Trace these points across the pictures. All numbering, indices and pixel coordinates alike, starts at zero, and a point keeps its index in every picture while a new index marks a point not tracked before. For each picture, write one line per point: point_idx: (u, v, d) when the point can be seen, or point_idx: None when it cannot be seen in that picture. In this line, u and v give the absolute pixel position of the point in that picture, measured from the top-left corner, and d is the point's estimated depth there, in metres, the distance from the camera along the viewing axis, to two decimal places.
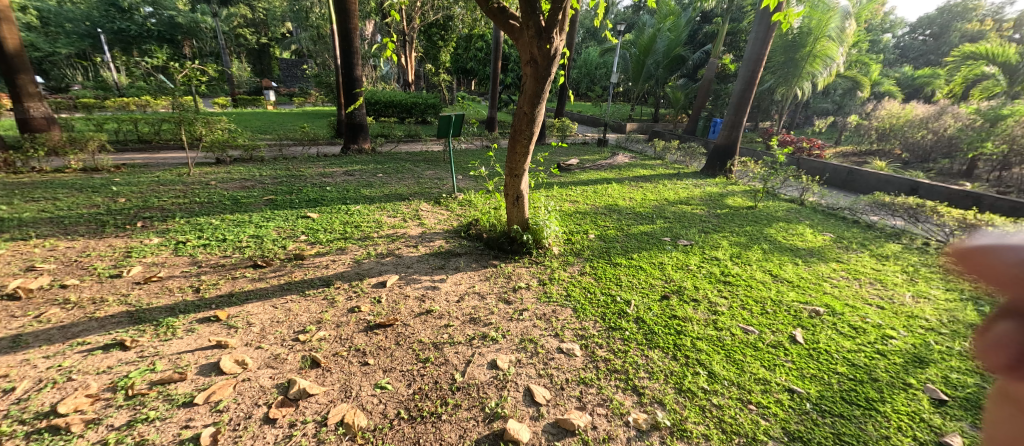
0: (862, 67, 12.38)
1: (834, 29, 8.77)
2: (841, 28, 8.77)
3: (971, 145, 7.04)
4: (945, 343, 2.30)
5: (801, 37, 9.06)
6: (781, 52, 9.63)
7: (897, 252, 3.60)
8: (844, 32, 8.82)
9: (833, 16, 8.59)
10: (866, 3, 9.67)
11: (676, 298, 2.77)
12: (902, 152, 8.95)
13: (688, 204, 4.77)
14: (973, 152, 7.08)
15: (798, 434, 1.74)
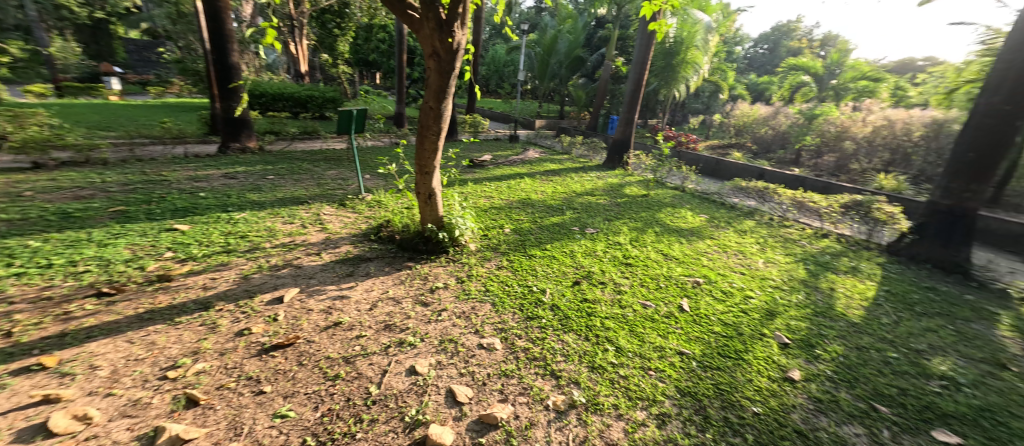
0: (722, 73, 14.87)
1: (700, 40, 10.31)
2: (705, 40, 10.37)
3: (797, 138, 8.93)
4: (786, 297, 2.88)
5: (677, 46, 10.46)
6: (661, 58, 11.00)
7: (751, 227, 4.39)
8: (708, 43, 10.48)
9: (698, 29, 10.09)
10: (721, 20, 11.58)
11: (586, 282, 2.97)
12: (753, 144, 10.93)
13: (593, 195, 5.17)
14: (798, 144, 9.00)
15: (688, 390, 2.00)
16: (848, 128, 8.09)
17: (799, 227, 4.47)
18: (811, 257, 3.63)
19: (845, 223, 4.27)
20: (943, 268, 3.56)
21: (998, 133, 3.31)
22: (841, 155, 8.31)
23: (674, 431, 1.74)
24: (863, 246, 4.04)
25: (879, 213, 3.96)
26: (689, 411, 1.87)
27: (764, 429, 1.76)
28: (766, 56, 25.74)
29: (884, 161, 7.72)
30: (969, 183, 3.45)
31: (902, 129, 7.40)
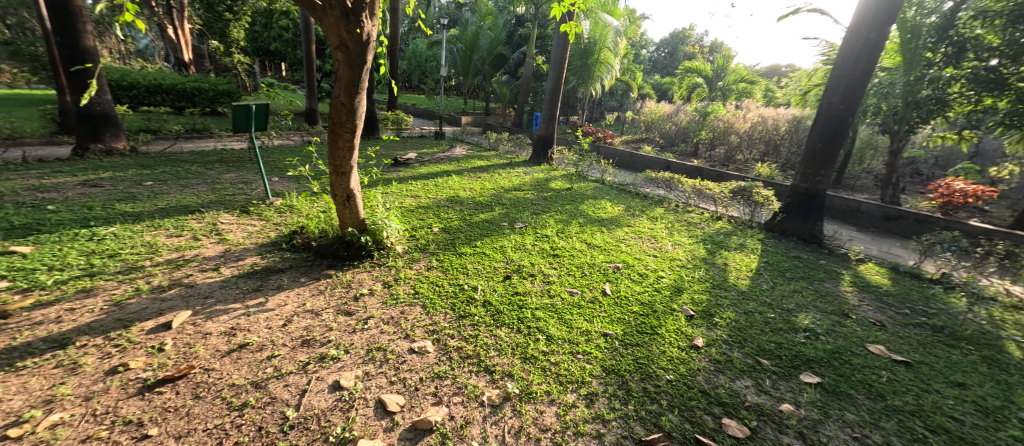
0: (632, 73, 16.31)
1: (611, 41, 11.09)
2: (616, 42, 11.12)
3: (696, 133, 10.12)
4: (690, 273, 3.24)
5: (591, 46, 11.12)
6: (577, 56, 11.57)
7: (661, 213, 4.86)
8: (618, 45, 11.21)
9: (609, 31, 10.83)
10: (628, 25, 12.63)
11: (517, 276, 3.03)
12: (659, 138, 12.03)
13: (521, 190, 5.29)
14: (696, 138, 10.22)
15: (612, 367, 2.15)
16: (733, 124, 9.38)
17: (699, 211, 5.06)
18: (709, 237, 4.13)
19: (733, 206, 4.95)
20: (804, 239, 4.31)
21: (836, 127, 4.09)
22: (727, 147, 9.67)
23: (601, 408, 1.86)
24: (748, 225, 4.71)
25: (758, 197, 4.62)
26: (614, 387, 2.00)
27: (676, 393, 1.97)
28: (665, 58, 28.33)
29: (760, 152, 9.21)
30: (818, 169, 4.23)
31: (772, 125, 8.95)
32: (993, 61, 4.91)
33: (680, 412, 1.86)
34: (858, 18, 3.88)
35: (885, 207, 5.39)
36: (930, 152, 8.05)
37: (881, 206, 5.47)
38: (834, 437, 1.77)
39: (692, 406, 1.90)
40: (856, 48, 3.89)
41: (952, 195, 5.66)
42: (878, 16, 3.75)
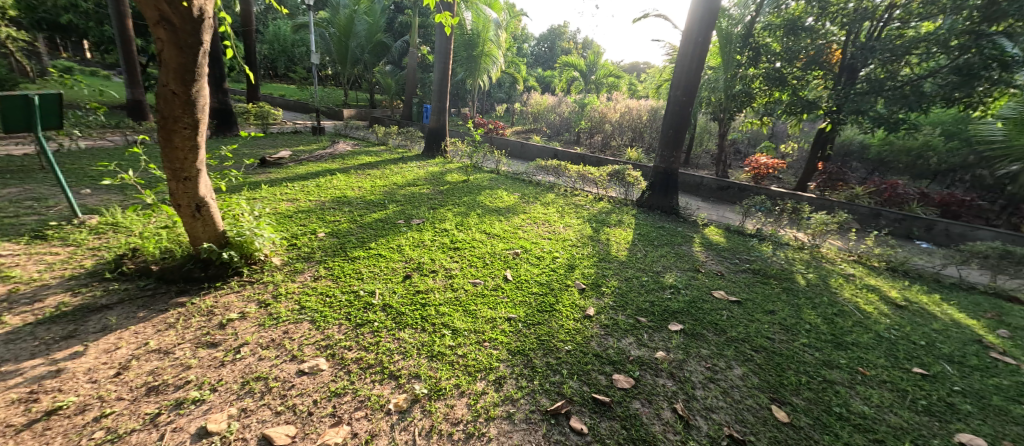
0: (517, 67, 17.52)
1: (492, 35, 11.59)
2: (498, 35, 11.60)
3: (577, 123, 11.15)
4: (580, 251, 3.56)
5: (474, 38, 11.67)
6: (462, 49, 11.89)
7: (552, 199, 5.21)
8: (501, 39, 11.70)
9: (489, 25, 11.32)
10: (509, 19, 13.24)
11: (417, 274, 2.92)
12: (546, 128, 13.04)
13: (416, 185, 5.11)
14: (578, 127, 11.27)
15: (517, 349, 2.23)
16: (607, 114, 10.58)
17: (585, 194, 5.59)
18: (594, 217, 4.59)
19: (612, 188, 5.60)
20: (665, 212, 5.12)
21: (681, 116, 4.90)
22: (603, 135, 10.83)
23: (510, 389, 1.93)
24: (624, 204, 5.37)
25: (629, 178, 5.31)
26: (520, 367, 2.09)
27: (574, 362, 2.15)
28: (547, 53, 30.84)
29: (630, 138, 10.59)
30: (671, 152, 5.03)
31: (636, 114, 10.33)
32: (777, 63, 6.44)
33: (579, 377, 2.04)
34: (690, 23, 4.66)
35: (719, 181, 6.69)
36: (745, 135, 10.30)
37: (716, 179, 6.78)
38: (694, 370, 2.17)
39: (589, 369, 2.10)
40: (691, 49, 4.69)
41: (759, 167, 7.34)
42: (703, 24, 4.57)
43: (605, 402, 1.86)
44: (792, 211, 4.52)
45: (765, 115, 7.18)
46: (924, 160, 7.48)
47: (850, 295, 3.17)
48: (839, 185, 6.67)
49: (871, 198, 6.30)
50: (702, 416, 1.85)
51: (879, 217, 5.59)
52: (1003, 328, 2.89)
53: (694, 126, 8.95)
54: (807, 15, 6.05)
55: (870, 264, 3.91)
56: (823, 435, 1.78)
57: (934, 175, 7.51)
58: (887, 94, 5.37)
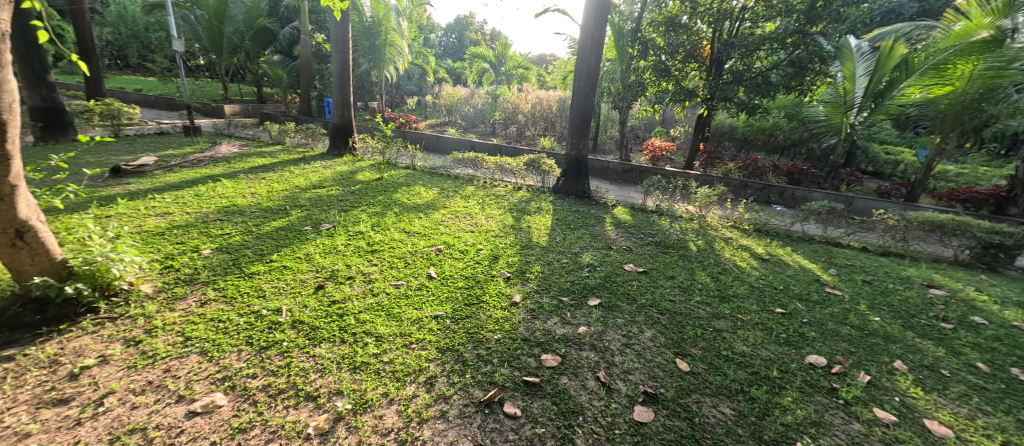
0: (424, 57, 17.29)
1: (394, 24, 11.25)
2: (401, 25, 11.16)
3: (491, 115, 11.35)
4: (503, 241, 3.62)
5: (375, 27, 11.14)
6: (363, 37, 11.38)
7: (472, 191, 5.21)
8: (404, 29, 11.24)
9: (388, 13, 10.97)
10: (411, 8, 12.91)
11: (331, 283, 2.69)
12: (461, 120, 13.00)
13: (322, 187, 4.70)
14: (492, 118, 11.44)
15: (446, 345, 2.19)
16: (519, 105, 10.93)
17: (504, 185, 5.69)
18: (514, 206, 4.71)
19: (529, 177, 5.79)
20: (579, 196, 5.46)
21: (585, 105, 5.24)
22: (518, 126, 11.15)
23: (442, 387, 1.88)
24: (541, 191, 5.59)
25: (544, 166, 5.58)
26: (451, 363, 2.06)
27: (504, 349, 2.18)
28: (455, 43, 31.40)
29: (543, 128, 11.06)
30: (579, 139, 5.36)
31: (546, 104, 10.81)
32: (662, 56, 7.19)
33: (509, 364, 2.07)
34: (587, 17, 4.96)
35: (623, 164, 7.34)
36: (641, 121, 11.41)
37: (620, 163, 7.43)
38: (612, 339, 2.36)
39: (519, 354, 2.16)
40: (590, 42, 5.01)
41: (655, 150, 8.26)
42: (599, 18, 4.90)
43: (536, 383, 1.93)
44: (682, 188, 5.16)
45: (656, 103, 8.00)
46: (774, 137, 9.12)
47: (729, 255, 3.75)
48: (716, 162, 7.80)
49: (740, 172, 7.49)
50: (622, 379, 2.03)
51: (747, 188, 6.68)
52: (832, 267, 3.70)
53: (599, 115, 9.70)
54: (682, 13, 6.76)
55: (742, 228, 4.63)
56: (716, 377, 2.08)
57: (784, 150, 9.23)
58: (745, 84, 6.49)
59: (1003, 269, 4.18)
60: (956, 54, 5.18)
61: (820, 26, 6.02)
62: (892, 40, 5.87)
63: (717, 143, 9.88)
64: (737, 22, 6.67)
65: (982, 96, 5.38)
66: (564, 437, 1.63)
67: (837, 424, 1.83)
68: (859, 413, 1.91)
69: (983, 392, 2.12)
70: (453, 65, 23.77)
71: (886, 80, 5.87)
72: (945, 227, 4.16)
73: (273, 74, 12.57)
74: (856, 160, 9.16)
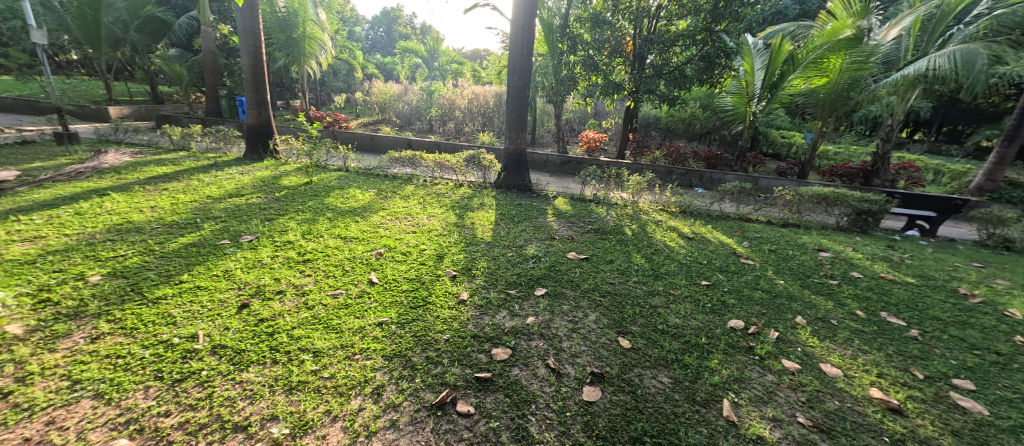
0: (350, 52, 16.45)
1: (313, 15, 10.51)
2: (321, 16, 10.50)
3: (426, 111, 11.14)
4: (447, 239, 3.57)
5: (291, 19, 10.31)
6: (278, 30, 10.49)
7: (412, 191, 5.05)
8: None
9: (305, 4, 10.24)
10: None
11: (257, 301, 2.39)
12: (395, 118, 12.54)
13: (240, 195, 4.26)
14: (428, 115, 11.20)
15: (394, 352, 2.07)
16: (455, 101, 10.84)
17: (445, 182, 5.59)
18: (456, 204, 4.65)
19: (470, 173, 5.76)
20: (520, 190, 5.55)
21: (520, 99, 5.31)
22: (456, 122, 11.03)
23: (391, 395, 1.78)
24: (483, 187, 5.60)
25: (485, 161, 5.62)
26: (400, 369, 1.95)
27: (454, 348, 2.13)
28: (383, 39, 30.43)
29: (481, 124, 11.08)
30: (517, 133, 5.44)
31: (483, 100, 10.84)
32: (590, 52, 7.51)
33: (460, 362, 2.03)
34: (516, 12, 5.02)
35: (561, 157, 7.59)
36: (575, 114, 11.88)
37: (558, 155, 7.68)
38: (559, 326, 2.43)
39: (469, 351, 2.12)
40: (520, 37, 5.08)
41: (589, 141, 8.64)
42: (527, 13, 4.98)
43: (488, 378, 1.92)
44: (616, 176, 5.47)
45: (588, 96, 8.36)
46: (692, 126, 10.03)
47: (660, 236, 4.05)
48: (645, 151, 8.40)
49: (666, 159, 8.14)
50: (571, 363, 2.10)
51: (672, 173, 7.27)
52: (746, 240, 4.16)
53: (535, 109, 9.94)
54: (605, 11, 7.20)
55: (671, 211, 5.03)
56: (655, 350, 2.23)
57: (702, 138, 10.17)
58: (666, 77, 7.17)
59: (871, 231, 5.04)
60: (829, 50, 6.04)
61: (723, 24, 6.68)
62: (781, 38, 6.61)
63: (644, 134, 10.60)
64: (655, 19, 7.18)
65: (849, 86, 6.38)
66: (519, 426, 1.64)
67: (755, 377, 2.07)
68: (772, 366, 2.18)
69: (861, 335, 2.54)
70: (383, 60, 22.98)
71: (778, 74, 6.66)
72: (829, 198, 4.88)
73: (168, 70, 11.16)
74: (760, 145, 10.39)
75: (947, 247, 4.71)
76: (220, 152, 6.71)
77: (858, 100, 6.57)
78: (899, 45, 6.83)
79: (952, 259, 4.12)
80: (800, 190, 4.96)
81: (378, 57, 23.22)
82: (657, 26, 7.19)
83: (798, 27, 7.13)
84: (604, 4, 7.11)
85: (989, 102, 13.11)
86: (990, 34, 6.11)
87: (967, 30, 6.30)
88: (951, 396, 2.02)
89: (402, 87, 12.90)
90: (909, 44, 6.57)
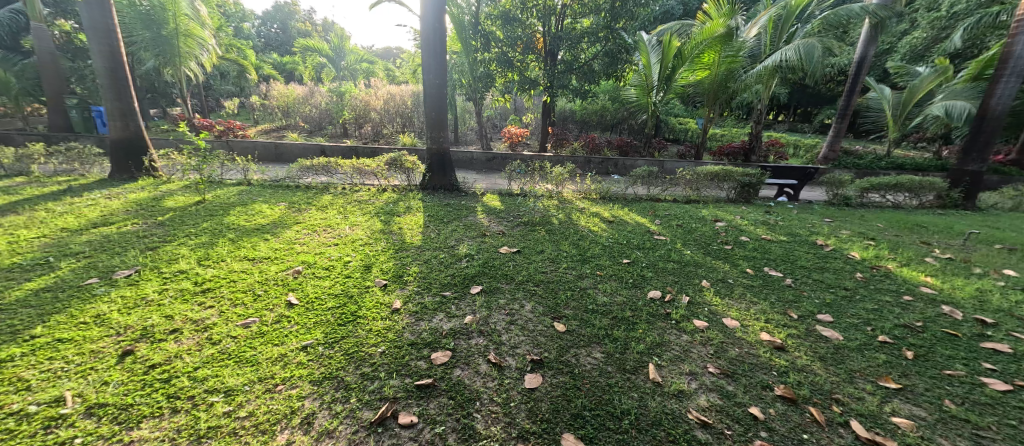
0: (240, 51, 14.69)
1: (188, 8, 9.12)
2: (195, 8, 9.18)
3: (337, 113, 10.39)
4: (373, 248, 3.40)
5: (158, 13, 8.86)
6: (141, 26, 8.97)
7: (330, 200, 4.71)
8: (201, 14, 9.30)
9: None
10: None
11: (144, 345, 2.00)
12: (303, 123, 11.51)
13: (109, 223, 3.59)
14: (340, 118, 10.46)
15: (323, 375, 1.88)
16: (369, 102, 10.30)
17: (367, 188, 5.31)
18: (381, 209, 4.45)
19: (393, 176, 5.54)
20: (448, 190, 5.49)
21: (438, 98, 5.24)
22: (373, 124, 10.49)
23: (324, 422, 1.63)
24: (409, 190, 5.43)
25: (407, 163, 5.43)
26: (332, 392, 1.78)
27: (391, 360, 2.02)
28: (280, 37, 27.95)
29: (401, 124, 10.70)
30: (438, 133, 5.36)
31: (401, 100, 10.47)
32: (504, 49, 7.64)
33: (398, 373, 1.93)
34: (424, 8, 4.89)
35: (486, 153, 7.66)
36: (497, 111, 12.03)
37: (483, 152, 7.74)
38: (497, 321, 2.46)
39: (408, 360, 2.03)
40: (431, 33, 4.98)
41: (512, 136, 8.83)
42: (436, 9, 4.90)
43: (430, 384, 1.86)
44: (540, 169, 5.69)
45: (507, 92, 8.52)
46: (605, 118, 10.79)
47: (584, 222, 4.31)
48: (564, 143, 8.84)
49: (584, 149, 8.67)
50: (511, 355, 2.15)
51: (591, 163, 7.76)
52: (658, 219, 4.61)
53: (456, 107, 9.85)
54: (514, 9, 7.35)
55: (592, 197, 5.39)
56: (588, 330, 2.38)
57: (616, 128, 10.99)
58: (576, 72, 7.68)
59: (754, 200, 5.92)
60: (708, 46, 6.88)
61: (621, 22, 7.30)
62: (669, 35, 7.33)
63: (563, 126, 11.12)
64: (562, 17, 7.55)
65: (726, 77, 7.34)
66: (464, 426, 1.64)
67: (673, 340, 2.32)
68: (686, 327, 2.46)
69: (751, 289, 2.99)
70: (282, 60, 21.01)
71: (670, 67, 7.41)
72: (722, 175, 5.61)
73: None
74: (664, 131, 11.55)
75: (809, 208, 5.73)
76: (76, 174, 5.59)
77: (734, 89, 7.63)
78: (759, 41, 8.04)
79: (812, 217, 5.04)
80: (698, 169, 5.62)
81: (275, 56, 21.00)
82: (564, 23, 7.58)
83: (682, 26, 7.98)
84: (513, 2, 7.28)
85: (827, 87, 16.18)
86: (822, 31, 7.51)
87: (805, 28, 7.61)
88: (817, 329, 2.48)
89: (307, 88, 11.89)
90: (766, 40, 7.77)
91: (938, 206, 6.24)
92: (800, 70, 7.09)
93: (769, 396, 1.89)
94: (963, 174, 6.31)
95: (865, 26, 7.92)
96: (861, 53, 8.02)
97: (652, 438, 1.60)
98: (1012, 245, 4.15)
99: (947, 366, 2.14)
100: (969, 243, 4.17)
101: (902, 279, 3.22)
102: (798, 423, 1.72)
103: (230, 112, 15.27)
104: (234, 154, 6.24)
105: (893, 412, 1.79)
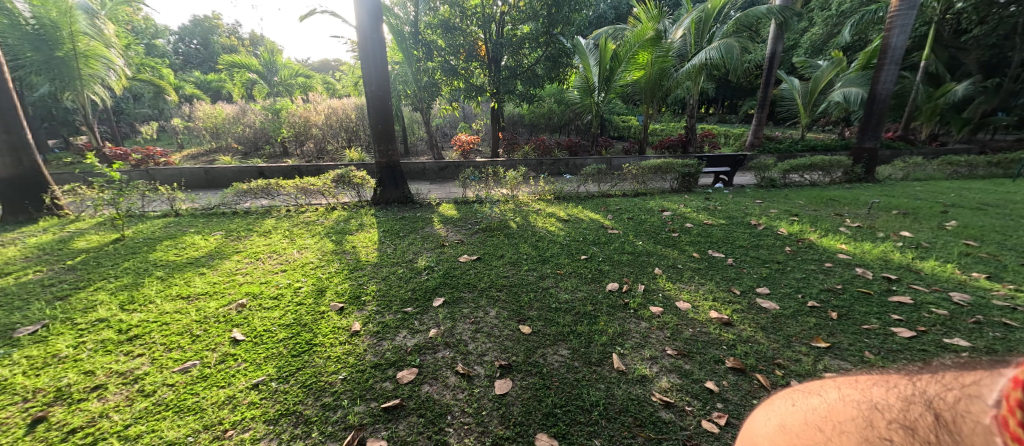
0: (154, 70, 13.43)
1: (88, 27, 8.16)
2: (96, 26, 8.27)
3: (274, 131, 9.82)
4: (325, 270, 3.24)
5: (49, 32, 7.82)
6: (29, 47, 7.91)
7: (273, 225, 4.43)
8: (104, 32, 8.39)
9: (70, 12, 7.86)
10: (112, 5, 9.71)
11: (60, 408, 1.76)
12: (237, 145, 10.77)
13: (4, 274, 3.12)
14: (279, 137, 9.90)
15: (279, 412, 1.76)
16: (309, 118, 9.79)
17: (314, 208, 5.06)
18: (331, 229, 4.26)
19: (342, 193, 5.31)
20: (401, 202, 5.37)
21: (382, 110, 5.11)
22: (315, 141, 10.03)
23: None
24: (360, 206, 5.24)
25: (356, 179, 5.22)
26: (290, 430, 1.68)
27: (354, 385, 1.93)
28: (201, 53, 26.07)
29: (346, 138, 10.31)
30: (386, 145, 5.24)
31: (342, 114, 10.09)
32: (447, 57, 7.62)
33: (363, 398, 1.86)
34: (358, 19, 4.75)
35: (438, 163, 7.58)
36: (445, 119, 11.97)
37: (435, 162, 7.64)
38: (463, 331, 2.43)
39: (371, 383, 1.96)
40: (369, 44, 4.85)
41: (463, 144, 8.82)
42: (371, 20, 4.77)
43: (397, 404, 1.80)
44: (494, 175, 5.76)
45: (453, 100, 8.50)
46: (553, 120, 11.09)
47: (542, 223, 4.41)
48: (515, 146, 8.95)
49: (535, 152, 8.86)
50: (479, 363, 2.14)
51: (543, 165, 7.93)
52: (610, 214, 4.81)
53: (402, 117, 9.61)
54: (454, 18, 7.37)
55: (546, 198, 5.53)
56: (552, 329, 2.42)
57: (565, 127, 11.31)
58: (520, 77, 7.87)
59: (695, 188, 6.34)
60: (640, 48, 7.31)
61: (559, 27, 7.58)
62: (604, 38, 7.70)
63: (512, 131, 11.26)
64: (502, 24, 7.66)
65: (659, 75, 7.85)
66: (437, 442, 1.61)
67: (633, 328, 2.44)
68: (644, 314, 2.59)
69: (699, 271, 3.21)
70: (206, 77, 19.59)
71: (608, 69, 7.78)
72: (664, 167, 6.00)
73: None
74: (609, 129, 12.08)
75: (742, 191, 6.25)
76: None
77: (668, 86, 8.14)
78: (685, 42, 8.67)
79: (745, 200, 5.49)
80: (642, 163, 5.96)
81: (197, 73, 19.50)
82: (505, 30, 7.70)
83: (615, 30, 8.43)
84: (452, 11, 7.27)
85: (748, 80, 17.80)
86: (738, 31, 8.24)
87: (723, 28, 8.33)
88: (757, 301, 2.71)
89: (236, 106, 11.13)
90: (691, 40, 8.41)
91: (847, 181, 7.05)
92: (723, 67, 7.74)
93: (722, 369, 2.03)
94: (862, 151, 7.20)
95: (773, 26, 8.81)
96: (772, 49, 8.90)
97: (621, 425, 1.67)
98: (906, 210, 4.81)
99: (865, 321, 2.43)
100: (873, 211, 4.77)
101: (823, 248, 3.61)
102: (748, 391, 1.87)
103: (148, 137, 13.90)
104: (157, 183, 5.67)
105: (826, 368, 2.02)
